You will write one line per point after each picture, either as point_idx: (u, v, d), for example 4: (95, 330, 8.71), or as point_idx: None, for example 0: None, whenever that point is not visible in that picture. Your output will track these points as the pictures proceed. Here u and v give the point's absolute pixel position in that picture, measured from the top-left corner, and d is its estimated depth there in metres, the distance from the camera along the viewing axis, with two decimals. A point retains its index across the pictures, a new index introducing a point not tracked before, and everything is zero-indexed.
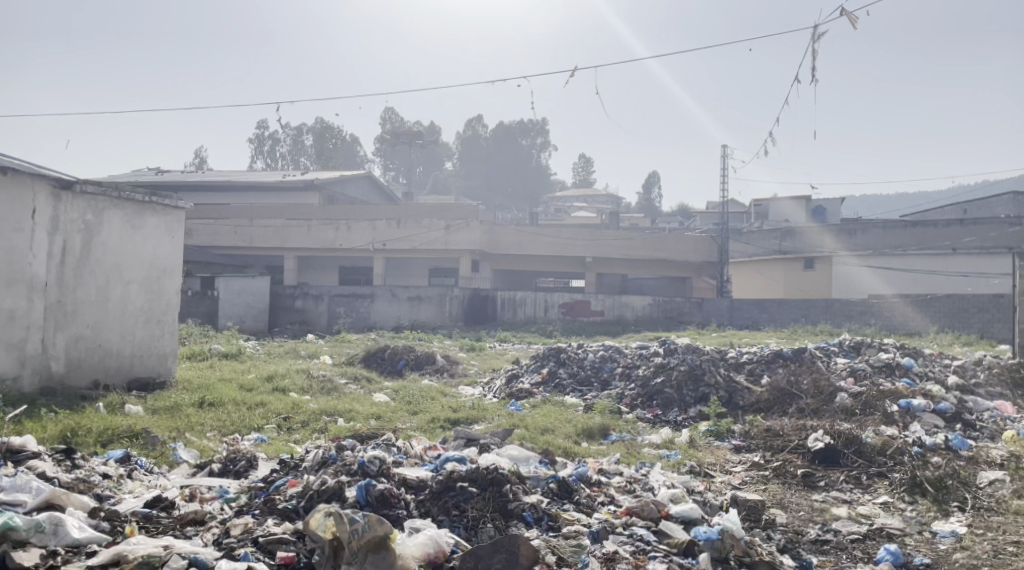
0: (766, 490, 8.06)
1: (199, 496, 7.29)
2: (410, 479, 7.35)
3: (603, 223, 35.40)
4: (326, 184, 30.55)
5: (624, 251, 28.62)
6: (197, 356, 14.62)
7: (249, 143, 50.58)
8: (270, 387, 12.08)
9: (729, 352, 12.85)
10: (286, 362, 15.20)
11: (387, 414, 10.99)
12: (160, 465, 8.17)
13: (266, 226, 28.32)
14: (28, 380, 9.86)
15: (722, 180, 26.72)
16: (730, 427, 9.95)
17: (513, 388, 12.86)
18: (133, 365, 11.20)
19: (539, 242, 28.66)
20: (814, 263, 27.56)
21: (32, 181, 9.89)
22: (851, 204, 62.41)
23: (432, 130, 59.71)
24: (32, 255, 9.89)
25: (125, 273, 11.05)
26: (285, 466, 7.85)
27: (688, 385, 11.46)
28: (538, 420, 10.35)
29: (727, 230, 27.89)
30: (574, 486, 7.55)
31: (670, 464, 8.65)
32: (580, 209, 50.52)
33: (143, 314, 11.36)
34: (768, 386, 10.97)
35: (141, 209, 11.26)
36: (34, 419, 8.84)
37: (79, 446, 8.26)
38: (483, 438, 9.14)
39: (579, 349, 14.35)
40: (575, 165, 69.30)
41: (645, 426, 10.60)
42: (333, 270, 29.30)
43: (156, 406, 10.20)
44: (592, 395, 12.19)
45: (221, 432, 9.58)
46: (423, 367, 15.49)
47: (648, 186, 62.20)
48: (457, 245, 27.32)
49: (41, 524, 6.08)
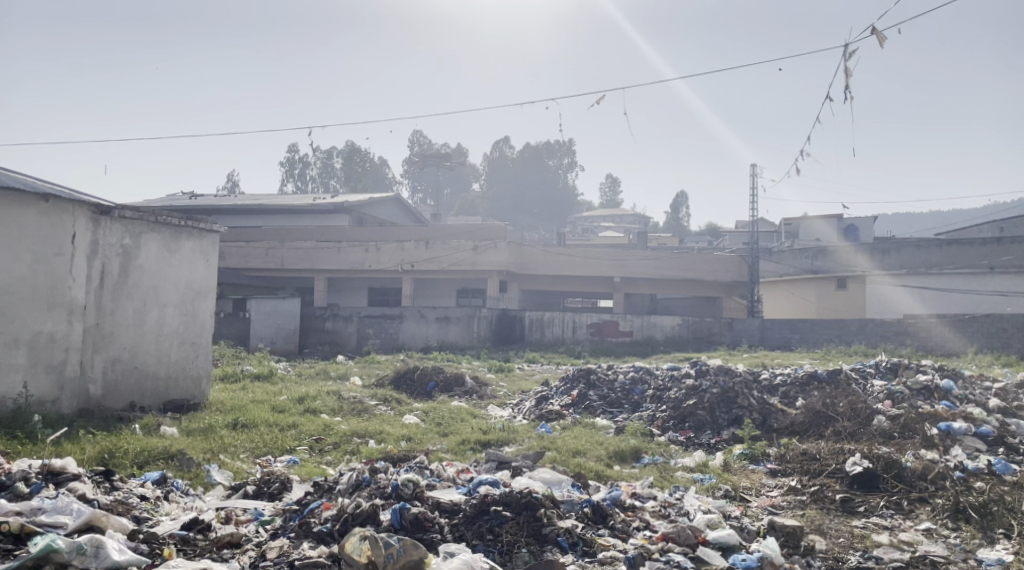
0: (804, 516, 7.93)
1: (235, 518, 7.31)
2: (443, 502, 7.33)
3: (631, 243, 35.41)
4: (356, 206, 30.80)
5: (652, 271, 28.47)
6: (230, 377, 14.75)
7: (280, 166, 51.12)
8: (301, 409, 12.12)
9: (762, 373, 12.73)
10: (317, 383, 15.28)
11: (418, 436, 10.97)
12: (195, 487, 8.21)
13: (297, 248, 28.58)
14: (66, 402, 9.97)
15: (752, 200, 26.53)
16: (765, 450, 9.82)
17: (543, 410, 12.79)
18: (168, 387, 11.29)
19: (565, 262, 28.43)
20: (845, 283, 27.46)
21: (72, 208, 10.01)
22: (884, 223, 61.89)
23: (459, 153, 60.15)
24: (72, 278, 10.00)
25: (161, 296, 11.17)
26: (319, 488, 7.85)
27: (721, 407, 11.36)
28: (569, 442, 10.31)
29: (757, 250, 27.71)
30: (608, 510, 7.47)
31: (704, 488, 8.55)
32: (608, 228, 50.51)
33: (179, 336, 11.47)
34: (803, 408, 10.82)
35: (176, 232, 11.39)
36: (73, 440, 8.94)
37: (117, 467, 8.32)
38: (514, 460, 9.08)
39: (609, 371, 14.26)
40: (601, 186, 69.30)
41: (678, 448, 10.50)
42: (362, 291, 29.51)
43: (191, 427, 10.26)
44: (623, 418, 12.11)
45: (254, 453, 9.63)
46: (452, 389, 15.43)
47: (675, 206, 62.06)
48: (485, 266, 27.32)
49: (82, 546, 6.10)
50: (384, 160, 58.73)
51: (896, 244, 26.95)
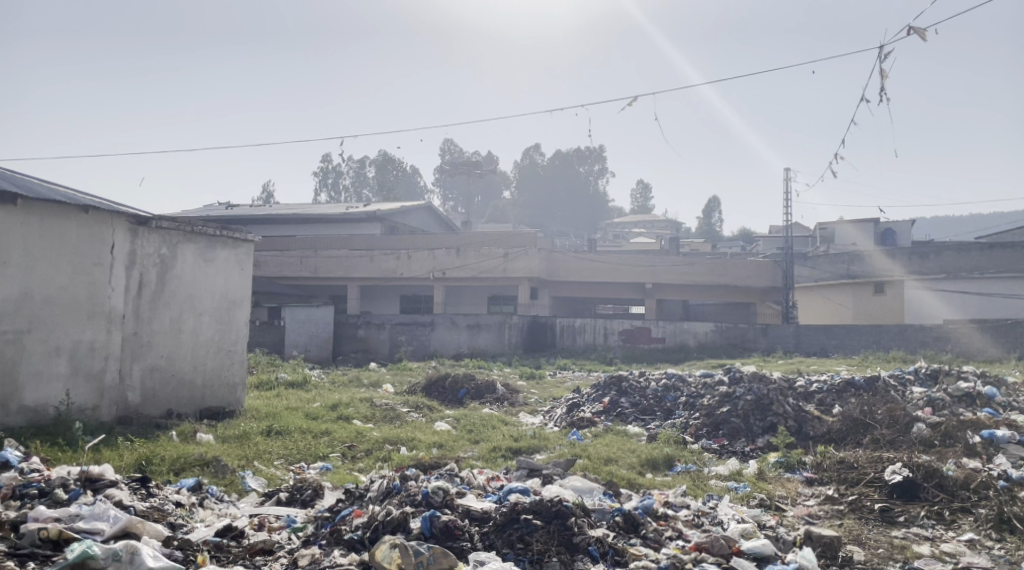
0: (842, 526, 7.74)
1: (268, 525, 7.30)
2: (473, 510, 7.23)
3: (664, 249, 35.12)
4: (388, 215, 30.89)
5: (686, 277, 28.11)
6: (264, 385, 14.78)
7: (314, 176, 51.68)
8: (334, 416, 12.11)
9: (798, 380, 12.49)
10: (350, 390, 15.28)
11: (449, 443, 10.90)
12: (230, 494, 8.20)
13: (330, 257, 28.73)
14: (106, 410, 10.03)
15: (785, 205, 26.16)
16: (801, 459, 9.60)
17: (575, 417, 12.65)
18: (204, 395, 11.34)
19: (597, 269, 28.26)
20: (883, 288, 27.02)
21: (111, 219, 10.06)
22: (923, 226, 60.91)
23: (489, 160, 60.22)
24: (111, 288, 10.05)
25: (197, 305, 11.21)
26: (350, 495, 7.80)
27: (756, 414, 11.15)
28: (601, 450, 10.17)
29: (793, 254, 27.30)
30: (640, 519, 7.34)
31: (739, 497, 8.39)
32: (639, 234, 50.19)
33: (215, 345, 11.51)
34: (840, 415, 10.59)
35: (212, 242, 11.45)
36: (111, 447, 8.97)
37: (154, 474, 8.33)
38: (545, 468, 8.96)
39: (641, 378, 14.08)
40: (633, 192, 68.96)
41: (711, 456, 10.32)
42: (394, 299, 29.60)
43: (227, 434, 10.27)
44: (655, 425, 11.95)
45: (288, 460, 9.62)
46: (483, 396, 15.36)
47: (707, 211, 61.55)
48: (516, 273, 27.19)
49: (118, 552, 6.02)
50: (416, 170, 59.04)
51: (936, 248, 26.30)
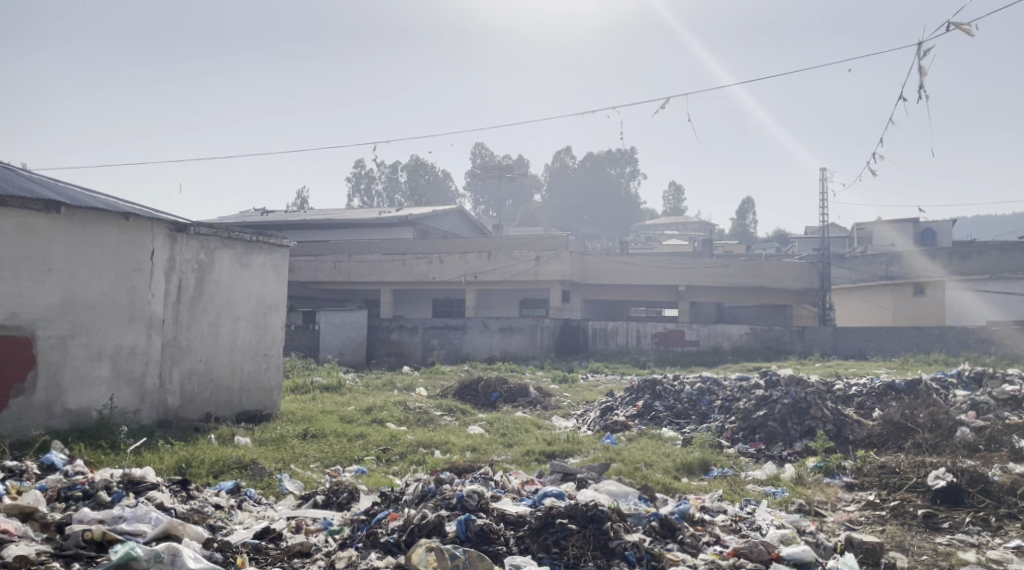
0: (884, 532, 7.61)
1: (305, 527, 7.33)
2: (509, 514, 7.22)
3: (697, 252, 34.72)
4: (420, 219, 31.01)
5: (720, 280, 27.86)
6: (300, 388, 14.91)
7: (348, 181, 52.18)
8: (369, 419, 12.15)
9: (836, 383, 12.34)
10: (384, 393, 15.35)
11: (483, 446, 10.89)
12: (267, 496, 8.26)
13: (363, 261, 28.95)
14: (146, 413, 10.14)
15: (821, 206, 25.85)
16: (841, 463, 9.44)
17: (608, 421, 12.57)
18: (242, 398, 11.43)
19: (629, 271, 28.13)
20: (922, 290, 26.61)
21: (151, 225, 10.17)
22: (963, 226, 59.88)
23: (520, 164, 60.23)
24: (151, 294, 10.16)
25: (235, 309, 11.31)
26: (385, 499, 7.81)
27: (794, 418, 10.97)
28: (636, 454, 10.10)
29: (829, 256, 26.94)
30: (677, 524, 7.26)
31: (777, 502, 8.27)
32: (672, 236, 49.87)
33: (252, 348, 11.61)
34: (881, 419, 10.43)
35: (249, 248, 11.55)
36: (152, 450, 9.07)
37: (193, 477, 8.39)
38: (579, 472, 8.91)
39: (676, 381, 13.94)
40: (665, 195, 68.62)
41: (748, 461, 10.20)
42: (426, 303, 29.72)
43: (264, 437, 10.36)
44: (690, 429, 11.84)
45: (324, 463, 9.66)
46: (516, 400, 15.34)
47: (742, 213, 60.96)
48: (548, 276, 27.12)
49: (160, 554, 6.06)
50: (448, 174, 59.28)
51: (977, 248, 25.68)
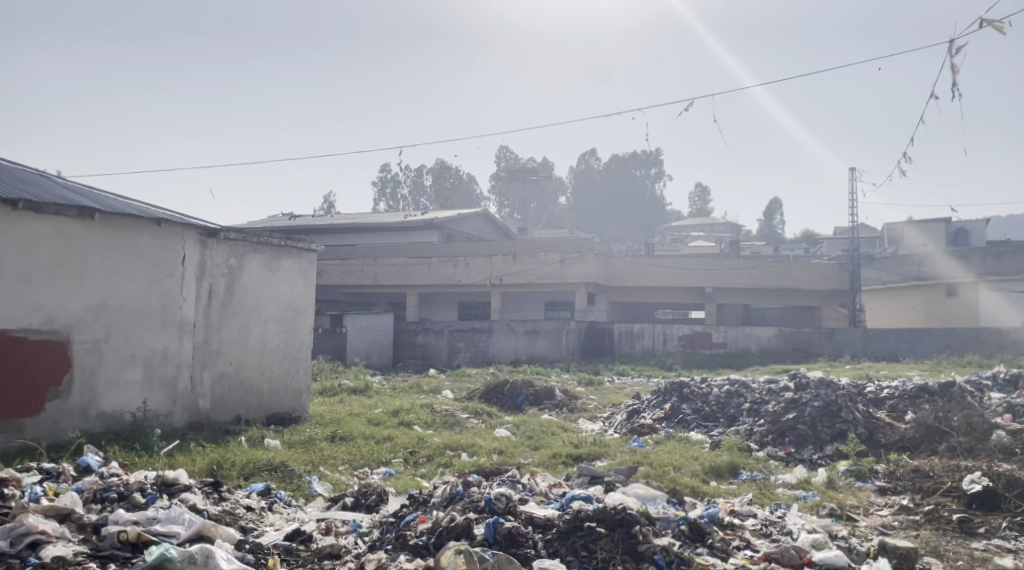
0: (917, 536, 7.51)
1: (335, 529, 7.36)
2: (537, 517, 7.20)
3: (723, 252, 34.45)
4: (445, 222, 31.07)
5: (748, 281, 27.64)
6: (328, 391, 14.98)
7: (373, 185, 52.47)
8: (396, 422, 12.18)
9: (867, 385, 12.20)
10: (411, 396, 15.37)
11: (509, 449, 10.87)
12: (297, 498, 8.31)
13: (389, 265, 29.06)
14: (178, 416, 10.24)
15: (850, 206, 25.58)
16: (873, 467, 9.32)
17: (635, 424, 12.52)
18: (271, 401, 11.50)
19: (655, 274, 27.99)
20: (955, 291, 26.25)
21: (182, 231, 10.27)
22: (997, 226, 59.04)
23: (544, 166, 60.15)
24: (182, 298, 10.26)
25: (264, 313, 11.39)
26: (413, 501, 7.82)
27: (824, 421, 10.85)
28: (663, 457, 10.05)
29: (859, 256, 26.65)
30: (706, 528, 7.21)
31: (808, 507, 8.19)
32: (698, 237, 49.63)
33: (281, 351, 11.68)
34: (913, 422, 10.30)
35: (277, 252, 11.63)
36: (184, 452, 9.15)
37: (225, 479, 8.46)
38: (607, 475, 8.88)
39: (703, 384, 13.84)
40: (691, 196, 68.31)
41: (777, 464, 10.11)
42: (452, 306, 29.76)
43: (293, 440, 10.43)
44: (718, 432, 11.76)
45: (353, 465, 9.70)
46: (542, 402, 15.31)
47: (770, 214, 60.54)
48: (573, 278, 27.02)
49: (194, 556, 6.10)
50: (473, 177, 59.41)
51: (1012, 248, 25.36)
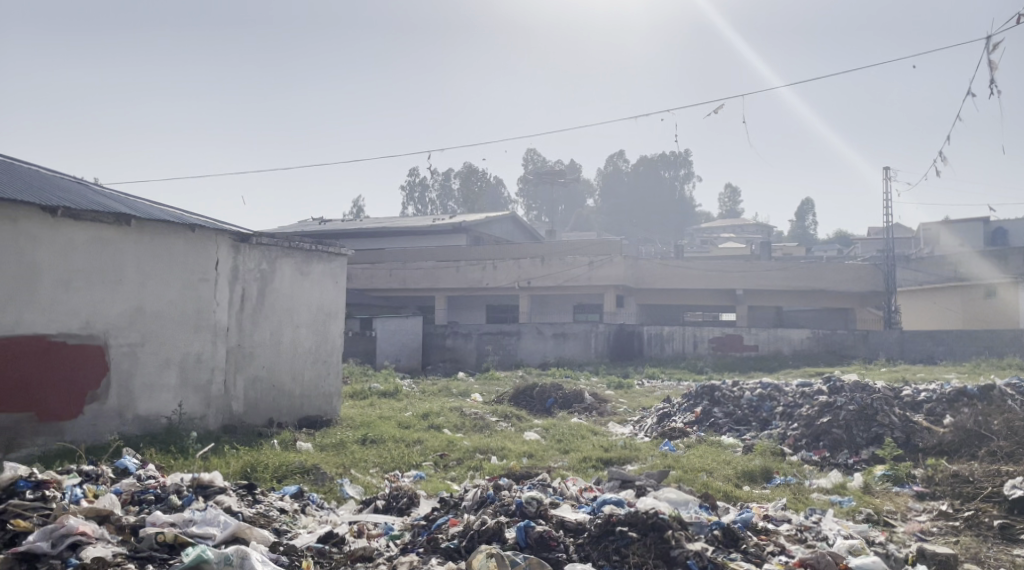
0: (957, 543, 7.38)
1: (367, 532, 7.37)
2: (568, 521, 7.17)
3: (754, 254, 34.18)
4: (473, 225, 31.13)
5: (779, 283, 27.39)
6: (359, 394, 15.05)
7: (402, 189, 52.73)
8: (426, 425, 12.20)
9: (903, 388, 12.04)
10: (440, 399, 15.40)
11: (539, 453, 10.84)
12: (329, 501, 8.34)
13: (418, 268, 29.15)
14: (212, 419, 10.33)
15: (885, 206, 25.26)
16: (910, 472, 9.19)
17: (666, 427, 12.44)
18: (303, 404, 11.57)
19: (684, 276, 27.83)
20: (992, 292, 25.83)
21: (215, 236, 10.36)
22: None
23: (572, 169, 60.06)
24: (216, 302, 10.35)
25: (295, 317, 11.47)
26: (445, 504, 7.83)
27: (860, 425, 10.71)
28: (694, 461, 9.96)
29: (893, 257, 26.28)
30: (740, 534, 7.14)
31: (844, 512, 8.08)
32: (729, 238, 49.28)
33: (312, 355, 11.75)
34: (952, 426, 10.14)
35: (308, 256, 11.69)
36: (218, 455, 9.22)
37: (259, 481, 8.52)
38: (638, 479, 8.82)
39: (735, 387, 13.72)
40: (721, 197, 67.93)
41: (812, 468, 9.99)
42: (480, 309, 29.77)
43: (325, 442, 10.47)
44: (751, 436, 11.65)
45: (383, 468, 9.72)
46: (571, 406, 15.26)
47: (801, 214, 60.03)
48: (601, 281, 26.88)
49: (229, 558, 6.14)
50: (500, 180, 59.50)
51: None
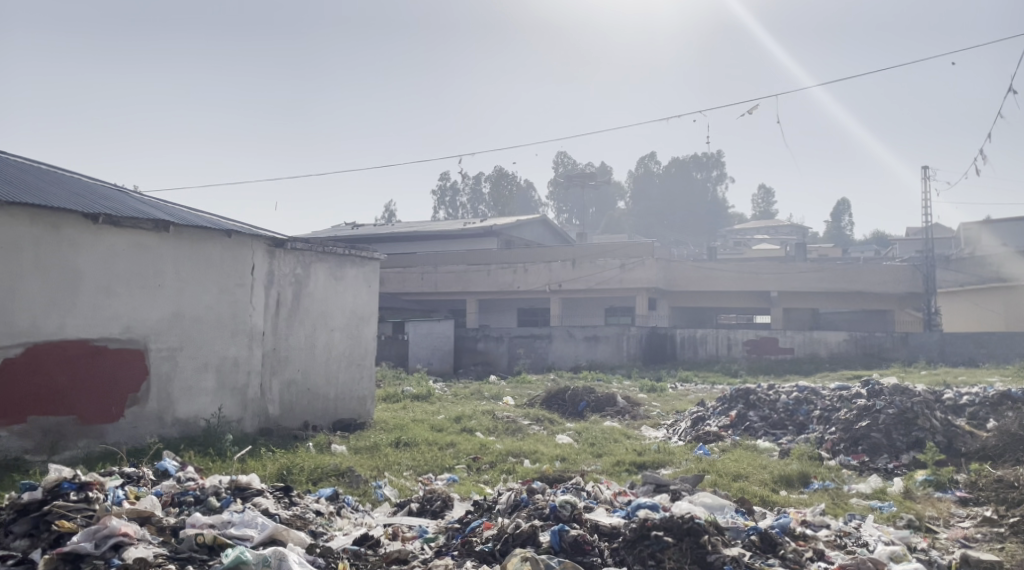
0: (1001, 550, 7.23)
1: (401, 535, 7.38)
2: (602, 525, 7.13)
3: (788, 255, 33.78)
4: (504, 229, 31.16)
5: (814, 284, 27.05)
6: (392, 397, 15.12)
7: (433, 194, 52.97)
8: (458, 428, 12.21)
9: (945, 392, 11.83)
10: (472, 402, 15.41)
11: (572, 456, 10.80)
12: (364, 503, 8.37)
13: (449, 272, 29.25)
14: (249, 422, 10.41)
15: (923, 206, 24.89)
16: (952, 477, 9.03)
17: (700, 431, 12.34)
18: (337, 407, 11.63)
19: (717, 279, 27.64)
20: None
21: (251, 241, 10.44)
22: None
23: (603, 171, 59.94)
24: (252, 307, 10.44)
25: (329, 321, 11.53)
26: (478, 507, 7.81)
27: (900, 429, 10.54)
28: (730, 465, 9.86)
29: (933, 259, 25.86)
30: (778, 539, 7.04)
31: (885, 517, 7.95)
32: (763, 239, 48.81)
33: (346, 358, 11.81)
34: (995, 431, 9.95)
35: (342, 261, 11.75)
36: (255, 457, 9.29)
37: (295, 484, 8.57)
38: (672, 483, 8.74)
39: (771, 391, 13.58)
40: (754, 198, 67.37)
41: (850, 473, 9.85)
42: (511, 312, 29.76)
43: (359, 445, 10.51)
44: (788, 440, 11.52)
45: (416, 471, 9.73)
46: (604, 409, 15.18)
47: (837, 215, 59.36)
48: (633, 283, 26.73)
49: (268, 559, 6.18)
50: (531, 184, 59.50)
51: None
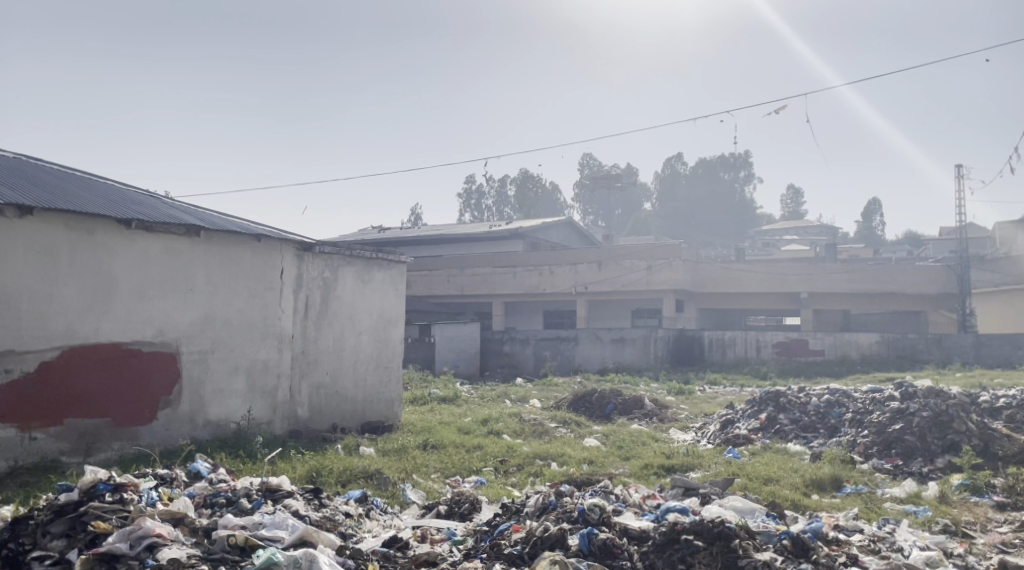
0: None
1: (430, 537, 7.39)
2: (631, 529, 7.09)
3: (817, 255, 33.43)
4: (530, 231, 31.13)
5: (844, 285, 26.72)
6: (419, 400, 15.13)
7: (458, 196, 53.06)
8: (486, 431, 12.20)
9: (980, 394, 11.64)
10: (499, 405, 15.37)
11: (600, 459, 10.74)
12: (393, 505, 8.38)
13: (475, 275, 29.27)
14: (278, 424, 10.47)
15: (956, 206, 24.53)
16: (989, 481, 8.88)
17: (729, 434, 12.23)
18: (364, 410, 11.65)
19: (745, 280, 27.42)
20: None
21: (280, 245, 10.50)
22: None
23: (629, 173, 59.70)
24: (281, 310, 10.50)
25: (357, 323, 11.57)
26: (507, 510, 7.78)
27: (934, 432, 10.39)
28: (759, 469, 9.76)
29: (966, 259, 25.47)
30: (811, 543, 6.94)
31: (919, 522, 7.83)
32: (792, 240, 48.39)
33: (373, 361, 11.83)
34: None
35: (369, 264, 11.78)
36: (284, 459, 9.34)
37: (324, 486, 8.61)
38: (702, 487, 8.66)
39: (801, 393, 13.43)
40: (783, 199, 66.82)
41: (884, 477, 9.73)
42: (538, 314, 29.70)
43: (387, 448, 10.53)
44: (819, 443, 11.39)
45: (444, 473, 9.74)
46: (632, 412, 15.10)
47: (867, 215, 58.74)
48: (660, 285, 26.56)
49: (299, 560, 6.19)
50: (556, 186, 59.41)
51: None
